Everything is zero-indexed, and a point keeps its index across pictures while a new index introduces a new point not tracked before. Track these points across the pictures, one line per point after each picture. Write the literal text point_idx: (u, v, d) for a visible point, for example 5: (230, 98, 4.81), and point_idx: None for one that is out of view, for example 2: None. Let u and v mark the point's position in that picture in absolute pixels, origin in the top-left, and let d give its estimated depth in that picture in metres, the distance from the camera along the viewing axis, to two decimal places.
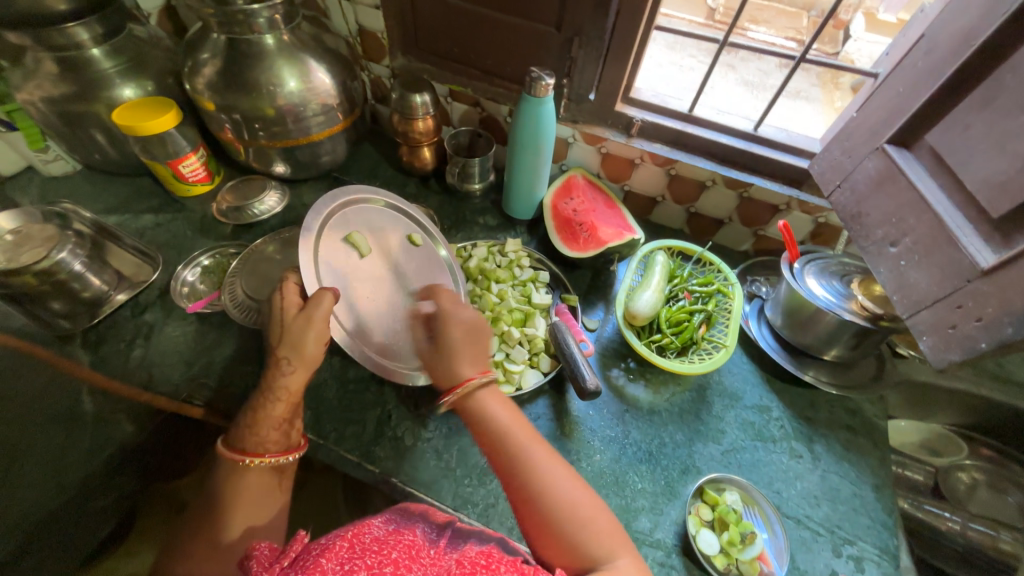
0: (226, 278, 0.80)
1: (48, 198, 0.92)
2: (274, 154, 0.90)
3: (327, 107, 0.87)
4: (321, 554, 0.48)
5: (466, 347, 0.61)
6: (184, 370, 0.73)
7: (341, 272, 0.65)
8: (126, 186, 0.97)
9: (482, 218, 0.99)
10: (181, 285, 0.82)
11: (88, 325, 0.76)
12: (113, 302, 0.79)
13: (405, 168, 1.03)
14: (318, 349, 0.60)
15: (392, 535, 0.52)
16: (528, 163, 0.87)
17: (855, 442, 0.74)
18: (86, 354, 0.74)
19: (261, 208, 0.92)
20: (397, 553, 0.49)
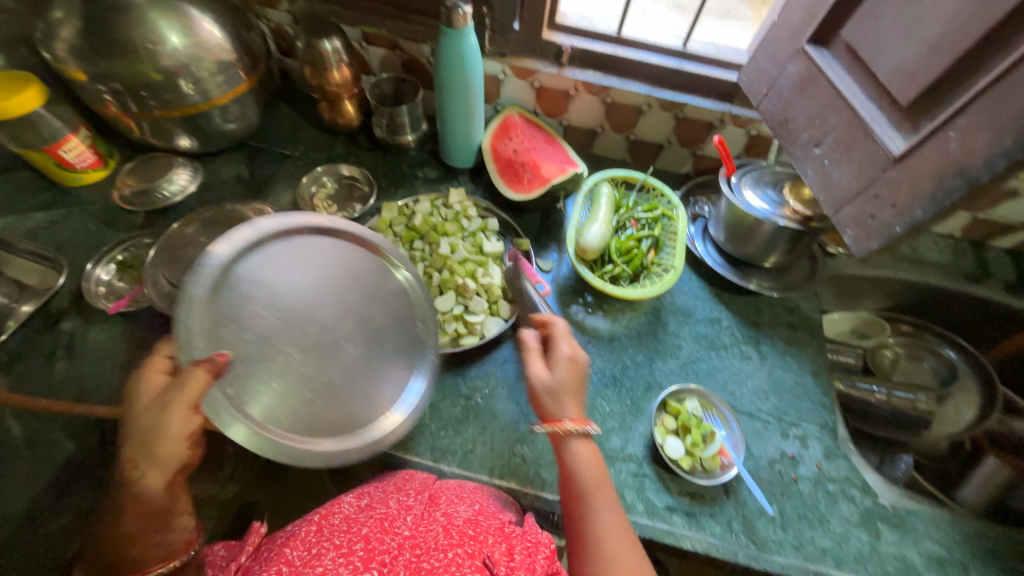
0: (144, 270, 0.70)
1: None
2: (174, 126, 0.80)
3: (224, 65, 0.77)
4: (288, 543, 0.49)
5: (572, 393, 0.59)
6: (120, 374, 0.67)
7: (250, 331, 0.50)
8: None
9: (420, 172, 0.94)
10: (96, 285, 0.74)
11: None
12: (18, 314, 0.70)
13: (329, 126, 0.95)
14: (179, 447, 0.45)
15: (363, 511, 0.54)
16: (459, 106, 0.82)
17: (795, 336, 0.81)
18: None
19: (172, 189, 0.83)
20: (367, 530, 0.51)
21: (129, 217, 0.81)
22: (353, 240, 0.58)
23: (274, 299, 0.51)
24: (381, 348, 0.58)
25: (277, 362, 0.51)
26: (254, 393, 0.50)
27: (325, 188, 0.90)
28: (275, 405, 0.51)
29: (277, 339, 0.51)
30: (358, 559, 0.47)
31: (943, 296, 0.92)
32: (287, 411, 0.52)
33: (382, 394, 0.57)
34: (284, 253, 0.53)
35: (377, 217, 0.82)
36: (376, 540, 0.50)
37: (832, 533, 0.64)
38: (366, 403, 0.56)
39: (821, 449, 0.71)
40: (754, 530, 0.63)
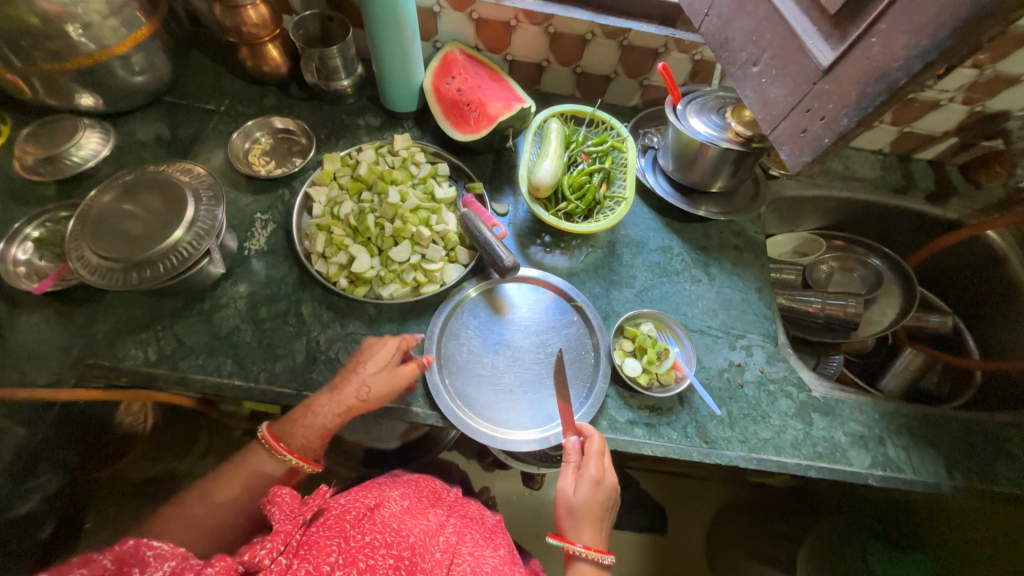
0: (68, 245, 0.64)
1: None
2: (70, 81, 0.71)
3: (117, 6, 0.68)
4: (342, 518, 0.57)
5: (590, 517, 0.60)
6: (64, 356, 0.64)
7: (464, 338, 0.72)
8: None
9: (361, 120, 0.89)
10: (14, 266, 0.67)
11: None
12: None
13: (254, 76, 0.87)
14: (377, 395, 0.62)
15: (406, 517, 0.63)
16: (394, 43, 0.77)
17: (741, 257, 0.86)
18: None
19: (82, 155, 0.75)
20: (412, 537, 0.59)
21: (38, 190, 0.73)
22: (554, 294, 0.77)
23: (490, 352, 0.72)
24: (566, 368, 0.72)
25: (479, 363, 0.71)
26: (470, 393, 0.69)
27: (260, 144, 0.84)
28: (482, 399, 0.69)
29: (485, 345, 0.72)
30: (404, 564, 0.55)
31: (872, 209, 1.00)
32: (489, 396, 0.69)
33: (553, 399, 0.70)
34: (499, 299, 0.76)
35: (320, 170, 0.78)
36: (419, 554, 0.58)
37: (773, 425, 0.72)
38: (540, 406, 0.69)
39: (763, 355, 0.77)
40: (705, 431, 0.70)
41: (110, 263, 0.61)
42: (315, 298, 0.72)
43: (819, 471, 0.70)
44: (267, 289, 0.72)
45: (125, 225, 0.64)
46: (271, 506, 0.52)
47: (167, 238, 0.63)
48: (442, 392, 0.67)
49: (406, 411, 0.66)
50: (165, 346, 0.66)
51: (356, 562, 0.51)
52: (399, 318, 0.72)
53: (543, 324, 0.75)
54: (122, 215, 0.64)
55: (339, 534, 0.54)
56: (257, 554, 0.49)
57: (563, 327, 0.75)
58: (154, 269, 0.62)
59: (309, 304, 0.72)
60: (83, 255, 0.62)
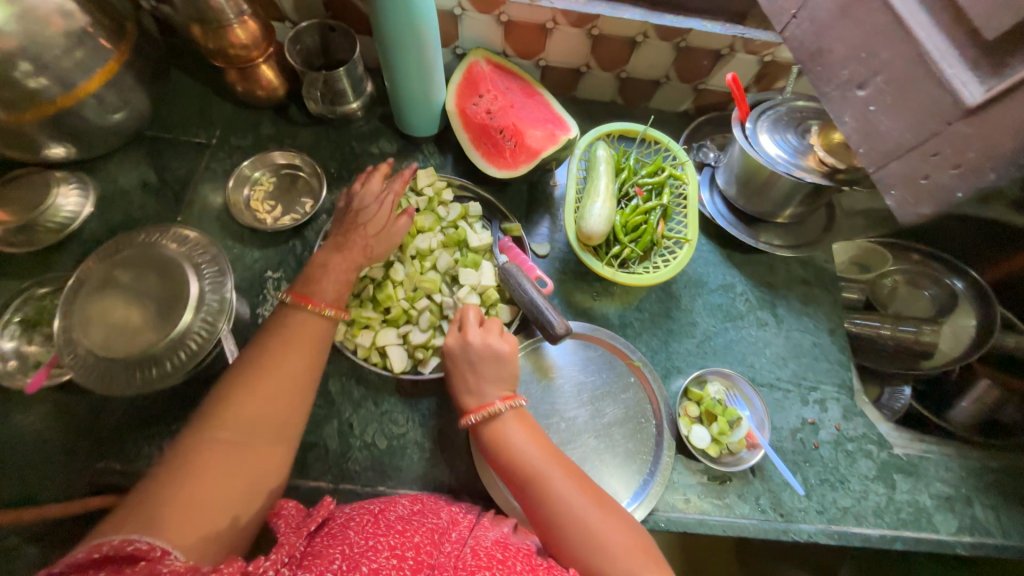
0: (59, 339, 0.54)
1: None
2: (35, 132, 0.60)
3: (77, 38, 0.55)
4: (347, 528, 0.49)
5: (500, 382, 0.57)
6: (71, 459, 0.57)
7: None
8: None
9: (374, 147, 0.77)
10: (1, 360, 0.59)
11: None
12: None
13: (248, 100, 0.75)
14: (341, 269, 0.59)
15: (418, 516, 0.53)
16: (410, 62, 0.64)
17: (811, 293, 0.76)
18: None
19: (63, 215, 0.65)
20: (420, 536, 0.49)
21: (16, 261, 0.64)
22: (606, 349, 0.69)
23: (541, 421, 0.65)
24: (626, 440, 0.65)
25: None
26: None
27: (262, 183, 0.73)
28: None
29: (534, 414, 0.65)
30: (411, 563, 0.45)
31: (950, 220, 0.89)
32: None
33: (616, 477, 0.63)
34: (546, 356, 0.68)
35: (334, 219, 0.68)
36: (427, 551, 0.47)
37: (852, 491, 0.66)
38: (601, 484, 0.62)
39: (839, 410, 0.70)
40: (781, 504, 0.64)
41: (113, 360, 0.53)
42: (344, 370, 0.64)
43: (904, 542, 0.64)
44: None
45: (126, 313, 0.55)
46: (275, 519, 0.47)
47: (176, 326, 0.55)
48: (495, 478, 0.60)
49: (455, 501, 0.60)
50: None
51: (360, 565, 0.43)
52: (438, 392, 0.65)
53: (590, 380, 0.68)
54: (124, 301, 0.55)
55: (343, 542, 0.47)
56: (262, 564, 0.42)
57: (619, 390, 0.67)
58: (163, 367, 0.54)
59: (337, 378, 0.64)
60: (80, 352, 0.53)
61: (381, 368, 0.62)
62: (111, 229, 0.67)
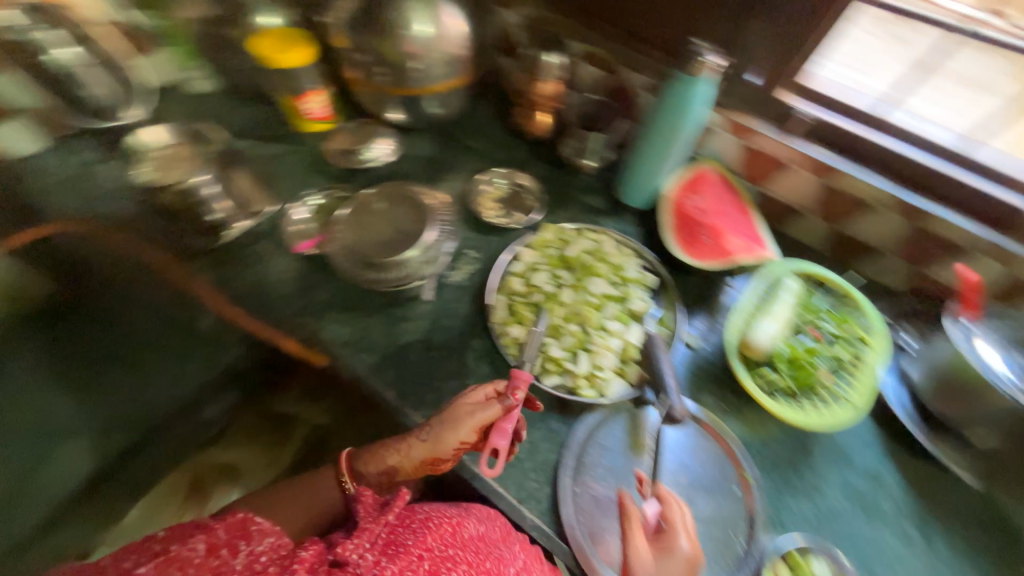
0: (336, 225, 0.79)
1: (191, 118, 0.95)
2: (394, 101, 0.88)
3: (453, 57, 0.82)
4: (425, 526, 0.59)
5: None
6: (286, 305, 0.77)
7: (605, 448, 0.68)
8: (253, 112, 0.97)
9: (588, 197, 0.91)
10: (293, 223, 0.83)
11: (211, 248, 0.80)
12: (232, 230, 0.81)
13: (518, 130, 0.96)
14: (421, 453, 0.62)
15: (485, 542, 0.62)
16: (655, 149, 0.77)
17: (985, 543, 0.63)
18: (210, 273, 0.79)
19: (370, 157, 0.91)
20: (485, 564, 0.59)
21: (332, 168, 0.91)
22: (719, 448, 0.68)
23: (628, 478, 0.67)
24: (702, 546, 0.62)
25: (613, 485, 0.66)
26: (593, 512, 0.64)
27: (494, 190, 0.91)
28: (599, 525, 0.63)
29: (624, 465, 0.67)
30: None
31: None
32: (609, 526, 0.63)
33: None
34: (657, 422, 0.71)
35: (535, 234, 0.82)
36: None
37: None
38: None
39: None
40: None
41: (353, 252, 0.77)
42: (482, 348, 0.74)
43: None
44: (449, 319, 0.76)
45: (377, 233, 0.77)
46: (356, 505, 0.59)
47: (402, 256, 0.74)
48: (568, 500, 0.64)
49: (515, 507, 0.64)
50: (355, 333, 0.74)
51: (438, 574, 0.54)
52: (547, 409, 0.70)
53: (691, 469, 0.67)
54: (385, 226, 0.77)
55: (422, 542, 0.56)
56: (348, 551, 0.52)
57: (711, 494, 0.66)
58: (374, 276, 0.75)
59: (474, 352, 0.74)
60: (342, 231, 0.78)
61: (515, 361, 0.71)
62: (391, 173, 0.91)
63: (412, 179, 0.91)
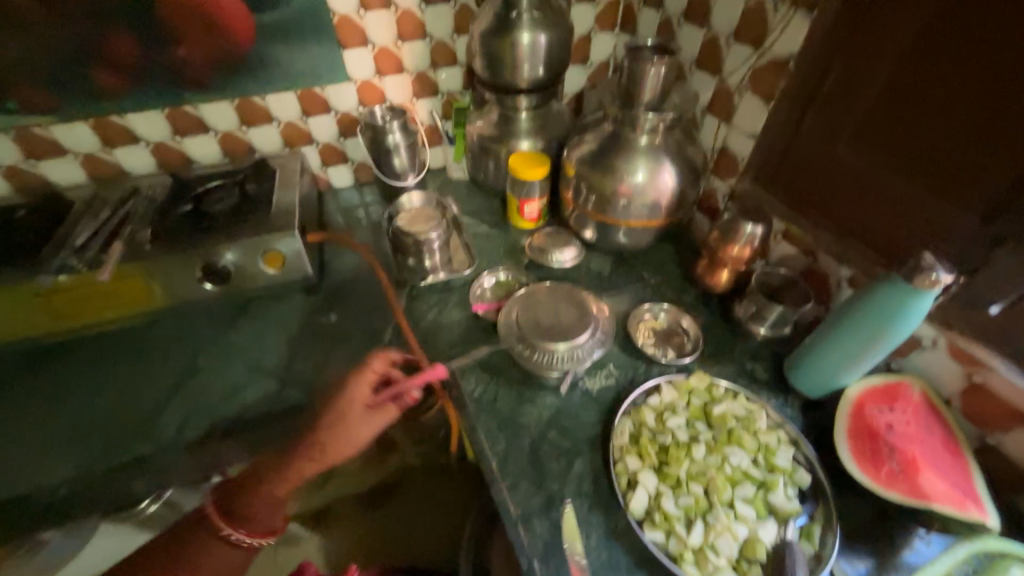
0: (509, 301, 0.89)
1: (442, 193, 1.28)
2: (591, 223, 1.03)
3: (656, 205, 0.94)
4: None
5: None
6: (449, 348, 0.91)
7: None
8: (483, 200, 1.25)
9: (748, 363, 0.87)
10: (478, 287, 1.00)
11: (414, 284, 1.01)
12: (435, 277, 1.02)
13: (693, 277, 1.00)
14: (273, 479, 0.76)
15: None
16: (848, 343, 0.70)
17: None
18: (405, 301, 0.98)
19: (558, 258, 1.04)
20: None
21: (522, 257, 1.08)
22: None
23: None
24: None
25: None
26: None
27: (654, 321, 0.94)
28: None
29: None
30: None
31: None
32: None
33: None
34: None
35: (683, 377, 0.80)
36: None
37: None
38: None
39: None
40: None
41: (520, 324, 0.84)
42: (591, 463, 0.72)
43: None
44: (569, 420, 0.78)
45: (541, 320, 0.84)
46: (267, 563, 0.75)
47: (557, 348, 0.79)
48: None
49: None
50: (485, 395, 0.81)
51: None
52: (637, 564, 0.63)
53: None
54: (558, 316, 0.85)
55: None
56: None
57: None
58: (528, 350, 0.80)
59: (581, 464, 0.72)
60: (519, 304, 0.88)
61: (622, 492, 0.67)
62: (567, 276, 1.04)
63: (583, 286, 1.02)
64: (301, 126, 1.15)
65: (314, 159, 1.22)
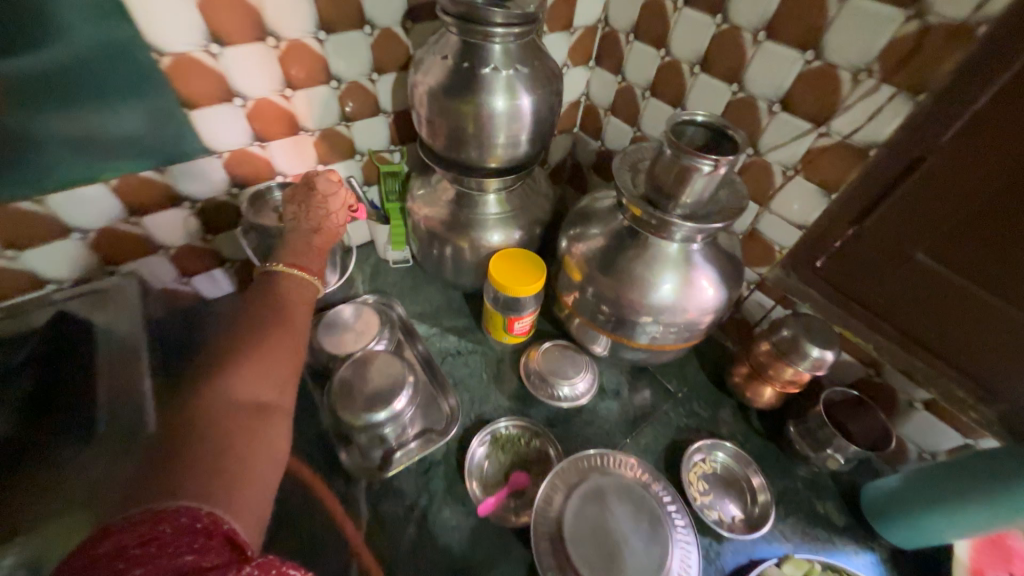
0: (543, 494, 0.63)
1: (379, 290, 0.92)
2: (602, 338, 0.78)
3: (693, 326, 0.71)
4: None
5: None
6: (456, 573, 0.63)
7: None
8: (438, 294, 0.92)
9: (819, 505, 0.72)
10: (474, 462, 0.70)
11: (376, 475, 0.67)
12: (405, 456, 0.69)
13: (729, 387, 0.82)
14: None
15: None
16: (980, 518, 0.57)
17: None
18: (366, 509, 0.65)
19: (568, 392, 0.78)
20: None
21: (515, 387, 0.80)
22: None
23: None
24: None
25: None
26: None
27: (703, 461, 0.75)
28: None
29: None
30: None
31: None
32: None
33: None
34: None
35: (776, 566, 0.62)
36: None
37: None
38: None
39: None
40: None
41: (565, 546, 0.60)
42: None
43: None
44: None
45: (598, 536, 0.60)
46: None
47: None
48: None
49: None
50: None
51: None
52: None
53: None
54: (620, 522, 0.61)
55: None
56: None
57: None
58: None
59: None
60: (558, 504, 0.62)
61: None
62: (581, 410, 0.78)
63: (605, 422, 0.78)
64: (127, 230, 0.71)
65: (164, 270, 0.78)
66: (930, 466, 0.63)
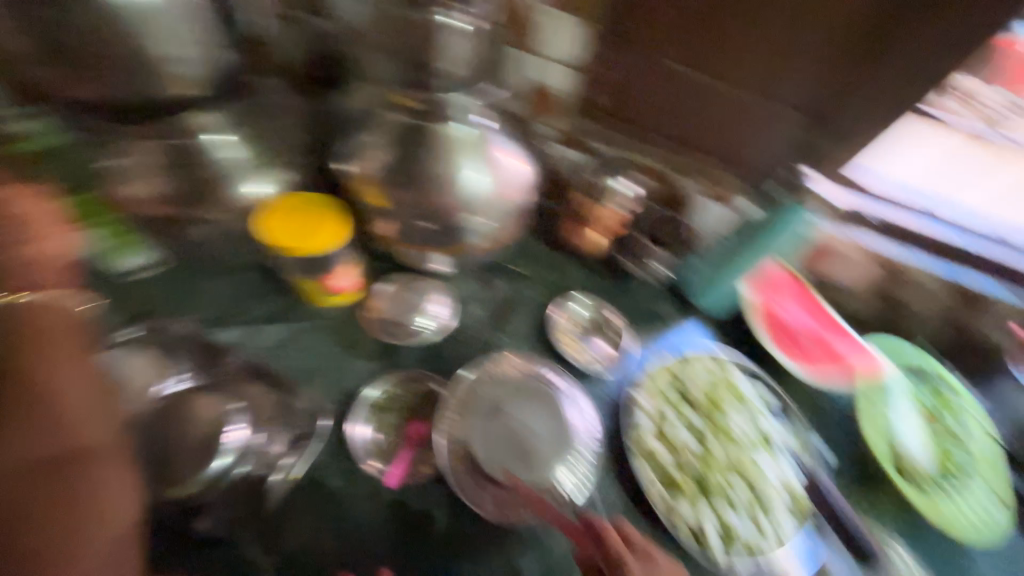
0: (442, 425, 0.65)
1: (146, 312, 0.67)
2: (436, 254, 0.73)
3: (510, 203, 0.66)
4: None
5: None
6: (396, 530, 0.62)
7: None
8: (229, 283, 0.71)
9: (663, 312, 0.80)
10: (360, 439, 0.64)
11: (262, 517, 0.57)
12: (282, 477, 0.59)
13: (565, 245, 0.82)
14: None
15: None
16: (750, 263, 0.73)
17: None
18: (267, 555, 0.56)
19: (425, 321, 0.73)
20: None
21: (372, 344, 0.71)
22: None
23: None
24: None
25: None
26: None
27: (567, 318, 0.78)
28: None
29: None
30: None
31: None
32: None
33: None
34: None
35: (647, 375, 0.72)
36: None
37: None
38: None
39: None
40: None
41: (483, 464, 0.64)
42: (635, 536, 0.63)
43: None
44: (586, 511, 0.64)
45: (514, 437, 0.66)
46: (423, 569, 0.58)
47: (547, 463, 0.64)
48: None
49: None
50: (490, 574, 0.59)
51: None
52: None
53: None
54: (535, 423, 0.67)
55: None
56: None
57: None
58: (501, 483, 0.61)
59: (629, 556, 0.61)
60: (468, 437, 0.64)
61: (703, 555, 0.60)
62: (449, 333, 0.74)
63: (476, 332, 0.75)
64: None
65: None
66: (716, 245, 0.77)
